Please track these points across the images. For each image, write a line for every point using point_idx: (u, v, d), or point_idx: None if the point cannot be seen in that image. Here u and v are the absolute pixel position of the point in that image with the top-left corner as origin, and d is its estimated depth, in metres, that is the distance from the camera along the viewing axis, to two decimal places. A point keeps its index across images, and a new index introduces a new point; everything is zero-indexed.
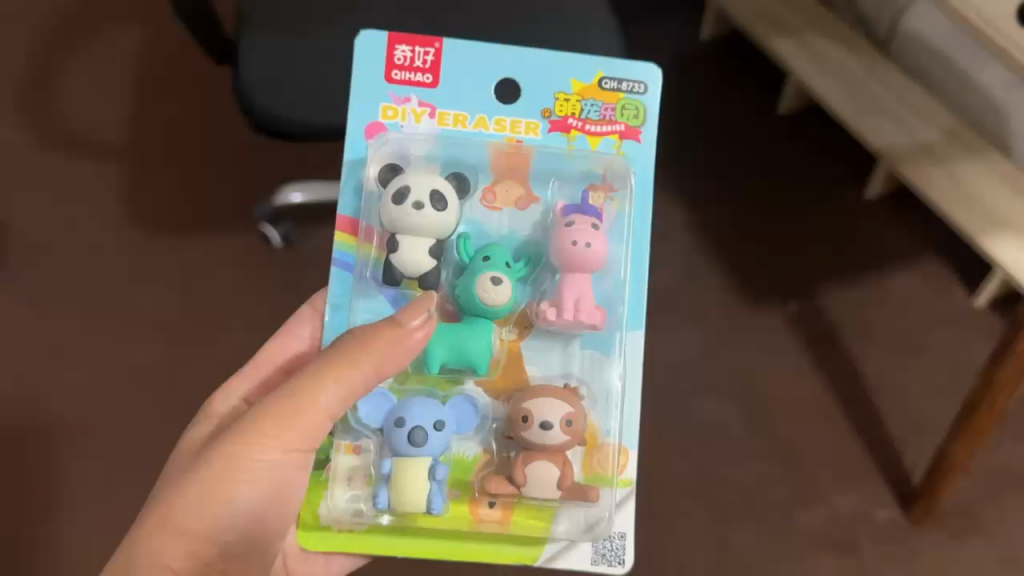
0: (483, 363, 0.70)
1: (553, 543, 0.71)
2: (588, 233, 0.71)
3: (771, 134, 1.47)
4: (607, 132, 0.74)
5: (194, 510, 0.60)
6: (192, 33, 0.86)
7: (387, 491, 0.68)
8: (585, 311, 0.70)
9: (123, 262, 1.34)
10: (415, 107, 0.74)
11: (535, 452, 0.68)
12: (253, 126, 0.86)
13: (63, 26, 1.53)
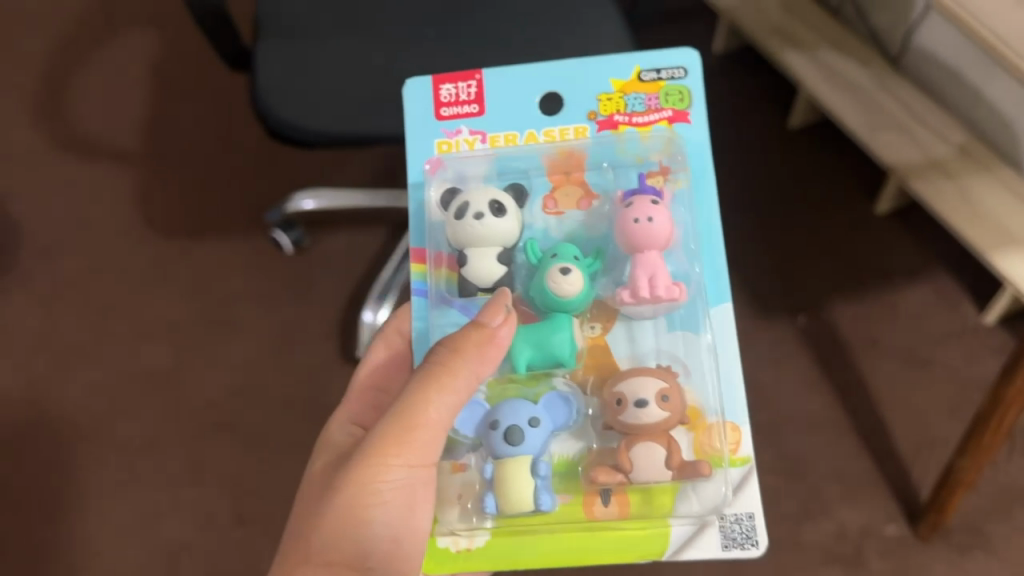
0: (567, 356, 0.67)
1: (679, 531, 0.65)
2: (649, 208, 0.68)
3: (781, 150, 1.50)
4: (655, 120, 0.72)
5: (335, 539, 0.59)
6: (209, 40, 0.87)
7: (493, 497, 0.65)
8: (661, 287, 0.67)
9: (135, 265, 1.35)
10: (467, 137, 0.74)
11: (637, 437, 0.65)
12: (269, 133, 0.87)
13: (88, 39, 1.57)
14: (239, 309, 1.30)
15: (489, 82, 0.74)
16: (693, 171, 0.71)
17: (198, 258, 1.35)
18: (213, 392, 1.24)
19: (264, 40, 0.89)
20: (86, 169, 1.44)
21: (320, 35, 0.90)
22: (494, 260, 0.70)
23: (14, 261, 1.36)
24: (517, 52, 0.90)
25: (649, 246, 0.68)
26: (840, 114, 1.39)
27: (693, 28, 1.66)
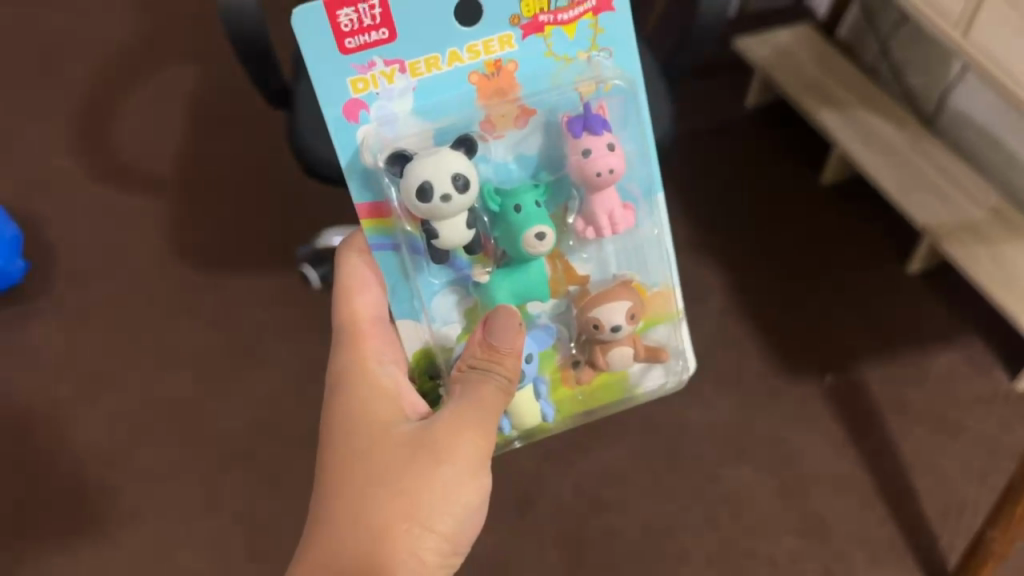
0: (541, 288, 0.74)
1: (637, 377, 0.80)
2: (606, 159, 0.71)
3: (812, 207, 1.52)
4: (578, 16, 0.69)
5: (441, 503, 0.62)
6: (257, 85, 0.90)
7: (507, 417, 0.75)
8: (619, 220, 0.74)
9: (164, 294, 1.36)
10: (382, 69, 0.67)
11: (607, 344, 0.75)
12: (305, 170, 0.88)
13: (146, 89, 1.65)
14: (266, 342, 1.31)
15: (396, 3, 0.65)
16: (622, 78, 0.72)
17: (228, 291, 1.36)
18: (234, 425, 1.23)
19: (304, 81, 0.91)
20: (125, 199, 1.47)
21: None
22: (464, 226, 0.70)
23: (45, 284, 1.36)
24: None
25: (605, 187, 0.73)
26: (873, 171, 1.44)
27: (724, 89, 1.70)
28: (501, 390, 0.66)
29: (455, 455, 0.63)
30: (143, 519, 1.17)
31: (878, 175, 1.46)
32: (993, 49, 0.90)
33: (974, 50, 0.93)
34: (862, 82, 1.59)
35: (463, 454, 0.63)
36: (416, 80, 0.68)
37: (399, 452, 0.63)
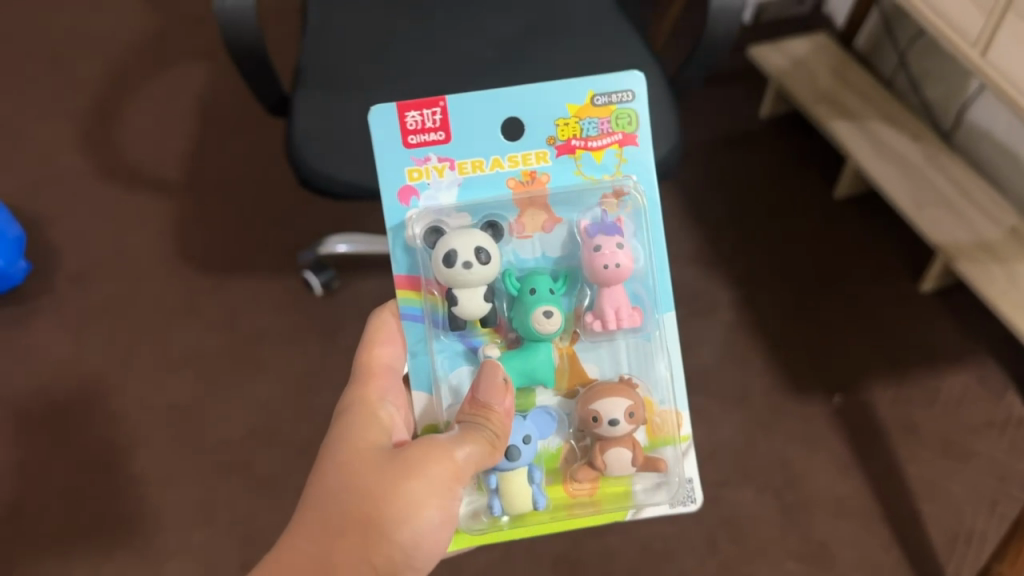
0: (549, 379, 0.72)
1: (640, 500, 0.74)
2: (615, 252, 0.70)
3: (825, 220, 1.49)
4: (607, 144, 0.72)
5: (399, 517, 0.59)
6: (254, 87, 0.88)
7: (498, 501, 0.70)
8: (624, 316, 0.71)
9: (164, 296, 1.35)
10: (436, 164, 0.72)
11: (606, 442, 0.71)
12: (301, 182, 0.87)
13: (154, 89, 1.64)
14: (265, 348, 1.29)
15: (455, 108, 0.71)
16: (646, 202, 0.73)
17: (229, 294, 1.35)
18: (231, 432, 1.22)
19: (303, 87, 0.90)
20: (130, 199, 1.46)
21: (360, 84, 0.90)
22: (481, 299, 0.71)
23: (47, 284, 1.36)
24: None
25: (615, 282, 0.71)
26: (887, 187, 1.42)
27: (738, 97, 1.67)
28: (489, 442, 0.65)
29: (419, 475, 0.61)
30: (136, 526, 1.15)
31: (893, 191, 1.43)
32: (1011, 71, 0.87)
33: (991, 71, 0.90)
34: (879, 97, 1.56)
35: (428, 475, 0.61)
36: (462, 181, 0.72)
37: (366, 464, 0.63)
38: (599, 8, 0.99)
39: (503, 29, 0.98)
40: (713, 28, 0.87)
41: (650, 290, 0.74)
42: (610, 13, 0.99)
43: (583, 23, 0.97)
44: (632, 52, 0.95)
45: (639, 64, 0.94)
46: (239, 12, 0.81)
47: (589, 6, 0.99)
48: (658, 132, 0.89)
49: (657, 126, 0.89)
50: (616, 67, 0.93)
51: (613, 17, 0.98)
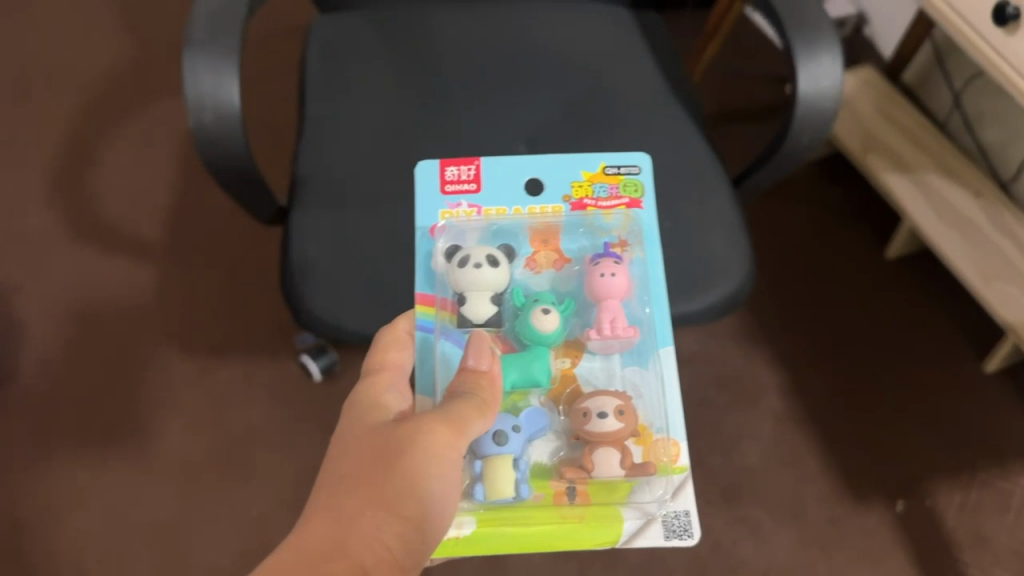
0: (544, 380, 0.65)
1: (631, 521, 0.62)
2: (613, 265, 0.68)
3: (875, 288, 1.35)
4: (616, 204, 0.73)
5: (399, 493, 0.49)
6: (247, 205, 0.74)
7: (480, 487, 0.60)
8: (619, 327, 0.66)
9: (145, 384, 1.20)
10: (465, 209, 0.72)
11: (594, 443, 0.63)
12: (300, 325, 0.74)
13: (126, 125, 1.46)
14: (260, 447, 1.15)
15: (487, 165, 0.73)
16: (646, 249, 0.71)
17: (219, 381, 1.20)
18: (224, 553, 1.09)
19: (301, 208, 0.75)
20: (105, 264, 1.31)
21: (375, 202, 0.76)
22: (486, 302, 0.67)
23: (14, 370, 1.21)
24: None
25: (612, 296, 0.68)
26: (950, 253, 1.28)
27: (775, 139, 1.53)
28: (479, 413, 0.56)
29: (420, 448, 0.51)
30: None
31: (955, 257, 1.29)
32: None
33: None
34: (935, 143, 1.42)
35: (433, 451, 0.52)
36: (487, 222, 0.71)
37: (366, 448, 0.52)
38: (652, 98, 0.85)
39: (540, 124, 0.84)
40: (797, 139, 0.72)
41: (644, 316, 0.68)
42: (665, 105, 0.85)
43: (634, 119, 0.84)
44: (693, 157, 0.81)
45: (701, 173, 0.80)
46: (220, 127, 0.65)
47: (642, 95, 0.85)
48: (726, 261, 0.74)
49: (724, 254, 0.75)
50: (676, 178, 0.79)
51: (669, 112, 0.84)
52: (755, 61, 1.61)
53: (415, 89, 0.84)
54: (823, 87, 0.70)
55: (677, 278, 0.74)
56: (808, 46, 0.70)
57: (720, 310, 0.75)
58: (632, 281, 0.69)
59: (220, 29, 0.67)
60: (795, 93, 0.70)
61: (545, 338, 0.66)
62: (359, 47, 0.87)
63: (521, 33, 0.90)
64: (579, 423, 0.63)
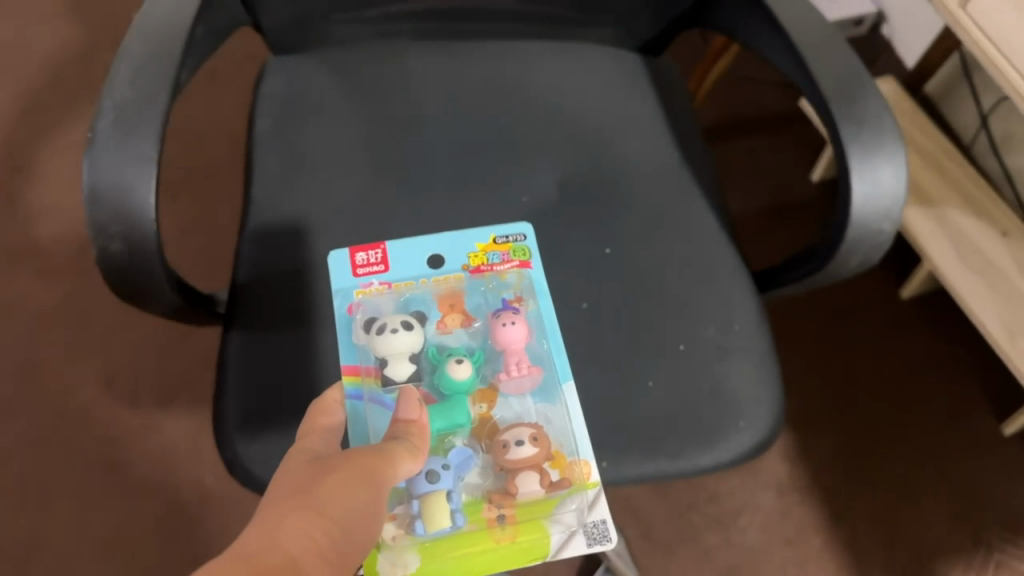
0: (462, 418, 0.59)
1: (557, 532, 0.56)
2: (508, 314, 0.63)
3: (888, 333, 1.24)
4: (507, 266, 0.66)
5: (334, 496, 0.40)
6: (170, 316, 0.60)
7: (418, 521, 0.54)
8: (523, 370, 0.62)
9: (84, 441, 1.08)
10: (377, 288, 0.64)
11: (511, 470, 0.57)
12: (234, 476, 0.59)
13: (68, 129, 1.31)
14: (216, 512, 1.05)
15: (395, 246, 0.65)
16: (540, 296, 0.65)
17: (168, 438, 1.09)
18: None
19: (243, 330, 0.62)
20: (41, 297, 1.17)
21: (331, 318, 0.63)
22: (405, 364, 0.60)
23: None
24: (608, 369, 0.63)
25: (513, 344, 0.62)
26: (976, 302, 1.16)
27: (787, 158, 1.39)
28: (409, 448, 0.49)
29: (349, 466, 0.43)
30: None
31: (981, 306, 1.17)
32: None
33: None
34: (958, 173, 1.31)
35: (364, 469, 0.44)
36: (399, 295, 0.64)
37: (284, 474, 0.42)
38: (664, 177, 0.72)
39: (533, 207, 0.71)
40: (844, 256, 0.60)
41: (546, 353, 0.63)
42: (681, 188, 0.72)
43: (644, 205, 0.71)
44: (712, 259, 0.68)
45: (722, 280, 0.67)
46: (132, 258, 0.52)
47: (653, 174, 0.72)
48: (751, 395, 0.62)
49: (748, 383, 0.63)
50: (691, 287, 0.67)
51: (685, 196, 0.72)
52: (763, 70, 1.47)
53: (385, 160, 0.71)
54: (880, 199, 0.58)
55: (691, 422, 0.61)
56: (865, 147, 0.58)
57: (743, 461, 0.61)
58: (528, 326, 0.63)
59: (133, 124, 0.52)
60: (847, 203, 0.58)
61: (460, 385, 0.60)
62: (317, 104, 0.73)
63: (512, 88, 0.77)
64: (498, 449, 0.58)
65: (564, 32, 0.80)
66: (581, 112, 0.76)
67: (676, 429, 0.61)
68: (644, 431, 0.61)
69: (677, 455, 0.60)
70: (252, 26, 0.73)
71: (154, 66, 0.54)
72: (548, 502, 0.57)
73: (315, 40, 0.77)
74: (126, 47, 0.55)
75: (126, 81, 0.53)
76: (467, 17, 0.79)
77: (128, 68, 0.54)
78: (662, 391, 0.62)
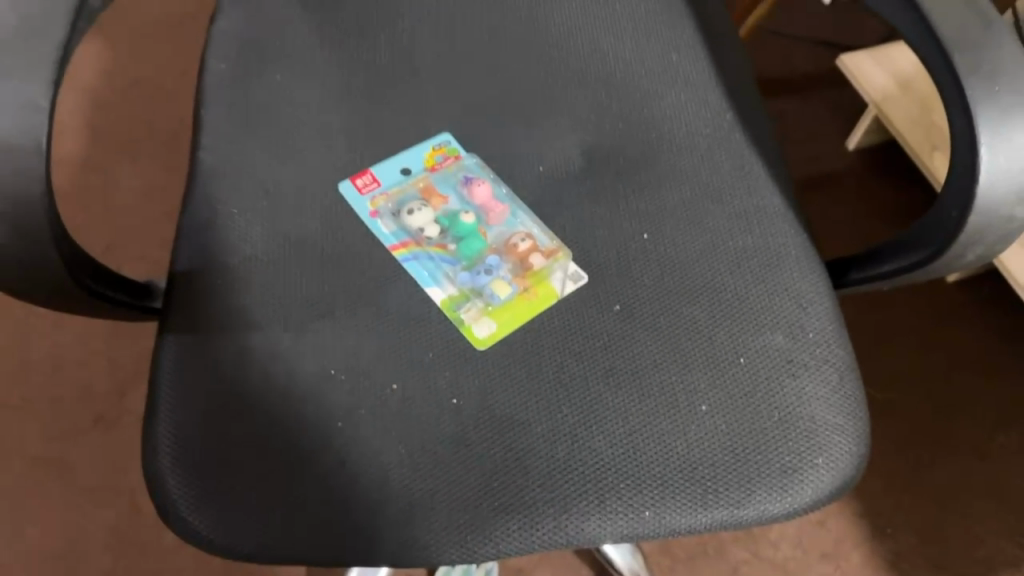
0: (471, 253, 0.55)
1: (559, 280, 0.53)
2: (473, 180, 0.57)
3: (933, 321, 1.12)
4: (448, 158, 0.57)
5: None
6: (81, 311, 0.46)
7: (468, 313, 0.51)
8: (499, 210, 0.56)
9: (20, 439, 0.92)
10: (380, 206, 0.54)
11: (520, 262, 0.54)
12: (169, 525, 0.45)
13: None
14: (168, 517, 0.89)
15: (380, 171, 0.55)
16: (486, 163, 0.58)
17: (124, 435, 0.92)
18: None
19: (184, 332, 0.48)
20: None
21: (295, 321, 0.49)
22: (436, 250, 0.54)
23: None
24: (649, 390, 0.49)
25: (488, 202, 0.56)
26: None
27: (821, 125, 1.25)
28: None
29: None
30: None
31: None
32: None
33: None
34: None
35: None
36: (395, 208, 0.54)
37: None
38: (715, 143, 0.59)
39: (551, 179, 0.57)
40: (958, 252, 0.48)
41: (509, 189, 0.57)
42: (736, 157, 0.58)
43: (688, 178, 0.57)
44: (776, 249, 0.55)
45: (790, 276, 0.54)
46: (18, 244, 0.39)
47: (701, 140, 0.59)
48: (830, 424, 0.49)
49: (827, 409, 0.49)
50: (751, 286, 0.53)
51: (741, 168, 0.58)
52: (794, 26, 1.33)
53: (369, 120, 0.57)
54: (1014, 178, 0.45)
55: (757, 458, 0.47)
56: (998, 107, 0.45)
57: (818, 508, 0.48)
58: (490, 182, 0.57)
59: (17, 65, 0.38)
60: (971, 181, 0.45)
61: (469, 226, 0.56)
62: (284, 48, 0.58)
63: (527, 30, 0.62)
64: (505, 253, 0.55)
65: None
66: (611, 63, 0.61)
67: (737, 469, 0.47)
68: (697, 472, 0.47)
69: (739, 503, 0.47)
70: None
71: None
72: (547, 261, 0.54)
73: None
74: None
75: None
76: None
77: None
78: (718, 419, 0.48)
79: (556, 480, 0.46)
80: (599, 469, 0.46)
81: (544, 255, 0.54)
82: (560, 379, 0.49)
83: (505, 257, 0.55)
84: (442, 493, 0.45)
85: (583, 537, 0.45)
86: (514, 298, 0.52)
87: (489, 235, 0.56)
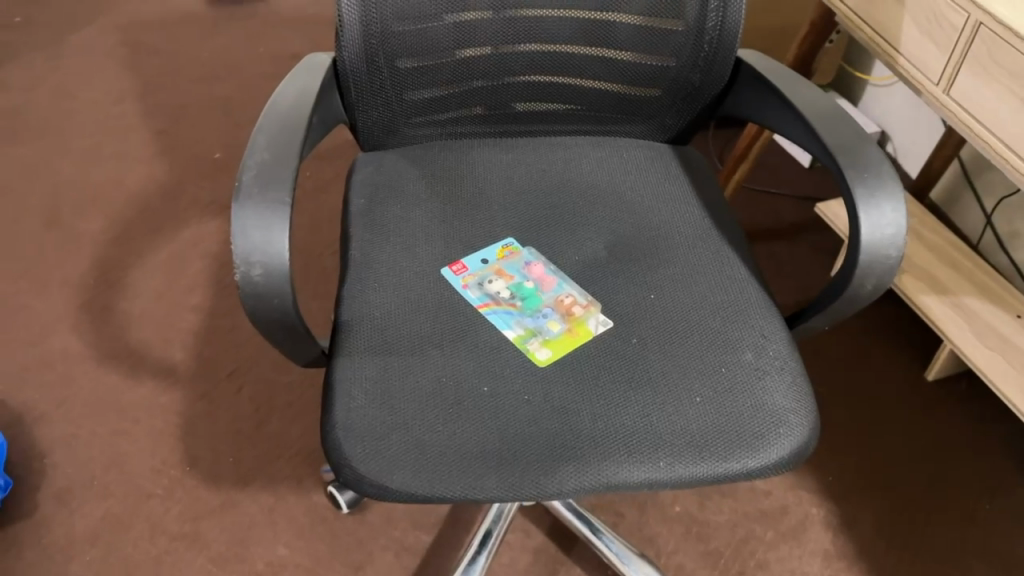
0: (533, 305, 0.79)
1: (594, 323, 0.77)
2: (533, 263, 0.82)
3: (919, 413, 1.31)
4: (513, 251, 0.83)
5: None
6: (284, 345, 0.70)
7: (532, 344, 0.75)
8: (551, 279, 0.81)
9: (166, 519, 1.14)
10: (469, 283, 0.79)
11: (567, 311, 0.78)
12: (340, 479, 0.66)
13: (162, 256, 1.49)
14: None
15: (469, 261, 0.81)
16: (538, 253, 0.83)
17: (246, 515, 1.15)
18: None
19: (346, 356, 0.71)
20: (132, 391, 1.28)
21: (417, 348, 0.72)
22: (508, 306, 0.78)
23: (28, 504, 1.15)
24: (660, 388, 0.71)
25: (543, 276, 0.81)
26: (984, 368, 1.26)
27: (807, 259, 1.51)
28: None
29: None
30: None
31: (992, 372, 1.27)
32: (979, 104, 0.90)
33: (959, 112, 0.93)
34: (970, 263, 1.43)
35: None
36: (479, 282, 0.79)
37: None
38: (698, 239, 0.84)
39: (584, 264, 0.82)
40: (859, 285, 0.70)
41: (556, 269, 0.82)
42: (713, 246, 0.83)
43: (680, 259, 0.82)
44: (744, 301, 0.79)
45: (755, 318, 0.77)
46: (266, 284, 0.64)
47: (688, 236, 0.84)
48: (788, 408, 0.70)
49: (784, 398, 0.71)
50: (728, 324, 0.76)
51: (717, 253, 0.83)
52: (778, 184, 1.63)
53: (459, 232, 0.84)
54: (886, 234, 0.69)
55: (737, 429, 0.69)
56: (869, 190, 0.70)
57: (785, 467, 0.69)
58: (544, 264, 0.82)
59: (272, 179, 0.65)
60: (857, 236, 0.69)
61: (530, 289, 0.80)
62: (401, 189, 0.86)
63: (563, 173, 0.90)
64: (557, 305, 0.79)
65: (602, 130, 0.95)
66: (623, 191, 0.89)
67: (723, 435, 0.68)
68: (695, 437, 0.68)
69: (726, 458, 0.67)
70: (347, 127, 0.88)
71: (286, 139, 0.69)
72: (585, 311, 0.78)
73: (398, 140, 0.92)
74: (262, 126, 0.70)
75: (266, 149, 0.67)
76: (523, 120, 0.94)
77: (265, 140, 0.68)
78: (709, 404, 0.70)
79: (600, 442, 0.67)
80: (628, 435, 0.68)
81: (582, 308, 0.78)
82: (597, 384, 0.71)
83: (557, 308, 0.78)
84: (522, 451, 0.66)
85: (619, 480, 0.66)
86: (565, 332, 0.76)
87: (546, 293, 0.80)
